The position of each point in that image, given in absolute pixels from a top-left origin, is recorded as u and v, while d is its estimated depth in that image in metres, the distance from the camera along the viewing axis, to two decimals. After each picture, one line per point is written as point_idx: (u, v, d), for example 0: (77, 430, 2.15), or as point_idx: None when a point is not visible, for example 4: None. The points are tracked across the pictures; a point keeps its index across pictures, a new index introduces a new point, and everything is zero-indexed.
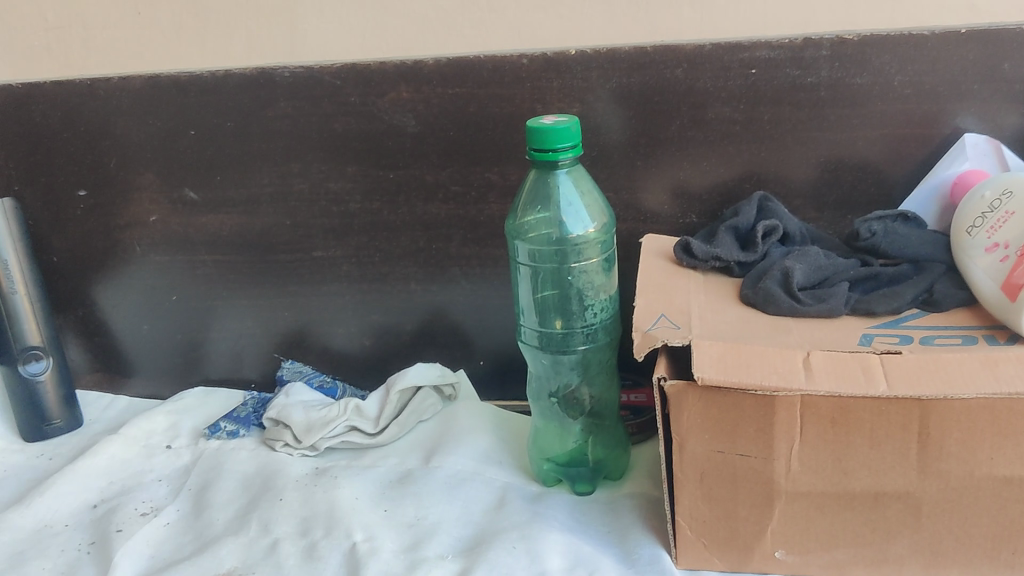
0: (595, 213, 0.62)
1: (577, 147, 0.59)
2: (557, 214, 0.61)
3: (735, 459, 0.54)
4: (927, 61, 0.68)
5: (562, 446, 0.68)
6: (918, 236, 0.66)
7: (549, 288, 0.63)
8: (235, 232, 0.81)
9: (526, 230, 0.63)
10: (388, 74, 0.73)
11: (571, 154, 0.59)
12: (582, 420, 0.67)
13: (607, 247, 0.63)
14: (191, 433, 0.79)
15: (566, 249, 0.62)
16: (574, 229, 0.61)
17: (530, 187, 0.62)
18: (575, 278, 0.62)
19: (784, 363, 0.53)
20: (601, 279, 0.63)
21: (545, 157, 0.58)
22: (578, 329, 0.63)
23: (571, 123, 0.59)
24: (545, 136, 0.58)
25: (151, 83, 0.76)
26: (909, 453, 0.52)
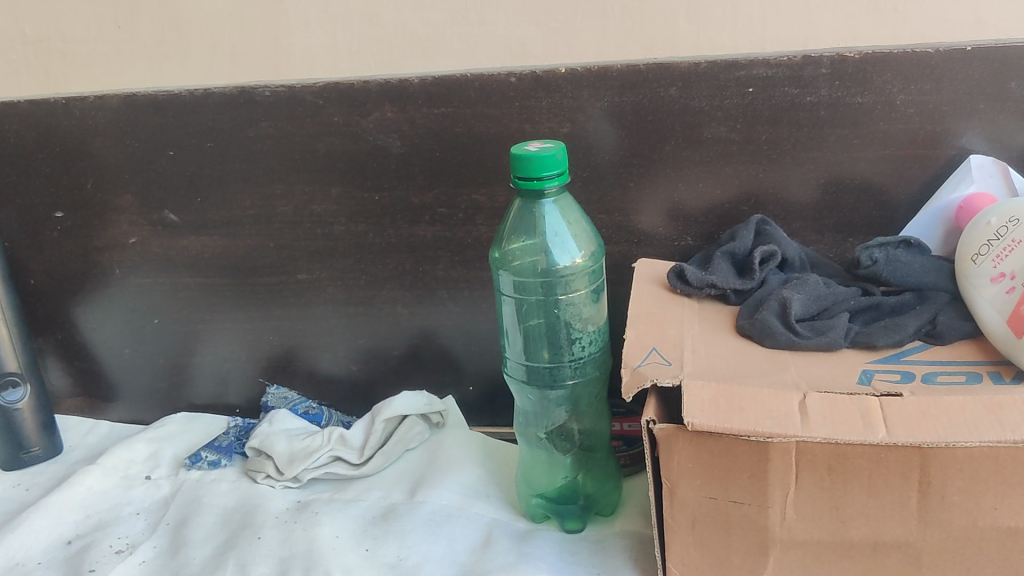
0: (583, 243, 0.60)
1: (564, 174, 0.57)
2: (544, 244, 0.59)
3: (728, 506, 0.52)
4: (931, 79, 0.65)
5: (551, 482, 0.65)
6: (921, 263, 0.63)
7: (535, 320, 0.60)
8: (217, 254, 0.79)
9: (511, 258, 0.60)
10: (372, 93, 0.71)
11: (557, 182, 0.56)
12: (572, 454, 0.65)
13: (595, 277, 0.61)
14: (171, 462, 0.77)
15: (552, 279, 0.59)
16: (560, 260, 0.59)
17: (515, 214, 0.59)
18: (561, 310, 0.60)
19: (779, 407, 0.50)
20: (591, 310, 0.60)
21: (530, 185, 0.56)
22: (565, 362, 0.60)
23: (557, 150, 0.56)
24: (529, 164, 0.55)
25: (128, 102, 0.74)
26: (909, 502, 0.49)
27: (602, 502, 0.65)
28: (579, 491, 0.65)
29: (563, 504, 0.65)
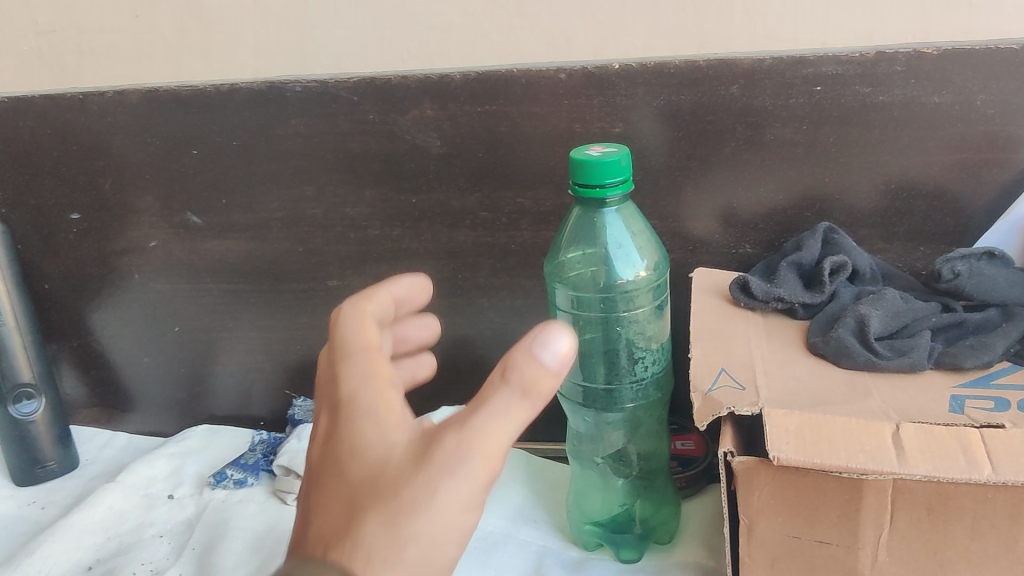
0: (647, 254, 0.56)
1: (627, 181, 0.52)
2: (606, 255, 0.55)
3: (813, 545, 0.48)
4: (1015, 78, 0.60)
5: (605, 507, 0.62)
6: (1006, 277, 0.59)
7: (592, 335, 0.56)
8: (243, 259, 0.75)
9: (570, 268, 0.57)
10: (410, 89, 0.66)
11: (620, 191, 0.52)
12: (629, 479, 0.61)
13: (659, 290, 0.56)
14: (194, 480, 0.74)
15: (614, 293, 0.55)
16: (624, 274, 0.55)
17: (576, 223, 0.56)
18: (623, 328, 0.55)
19: (871, 439, 0.46)
20: (654, 327, 0.56)
21: (591, 193, 0.51)
22: (626, 385, 0.56)
23: (620, 155, 0.51)
24: (592, 170, 0.51)
25: (149, 97, 0.70)
26: (1017, 546, 0.45)
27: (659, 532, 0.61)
28: (636, 518, 0.61)
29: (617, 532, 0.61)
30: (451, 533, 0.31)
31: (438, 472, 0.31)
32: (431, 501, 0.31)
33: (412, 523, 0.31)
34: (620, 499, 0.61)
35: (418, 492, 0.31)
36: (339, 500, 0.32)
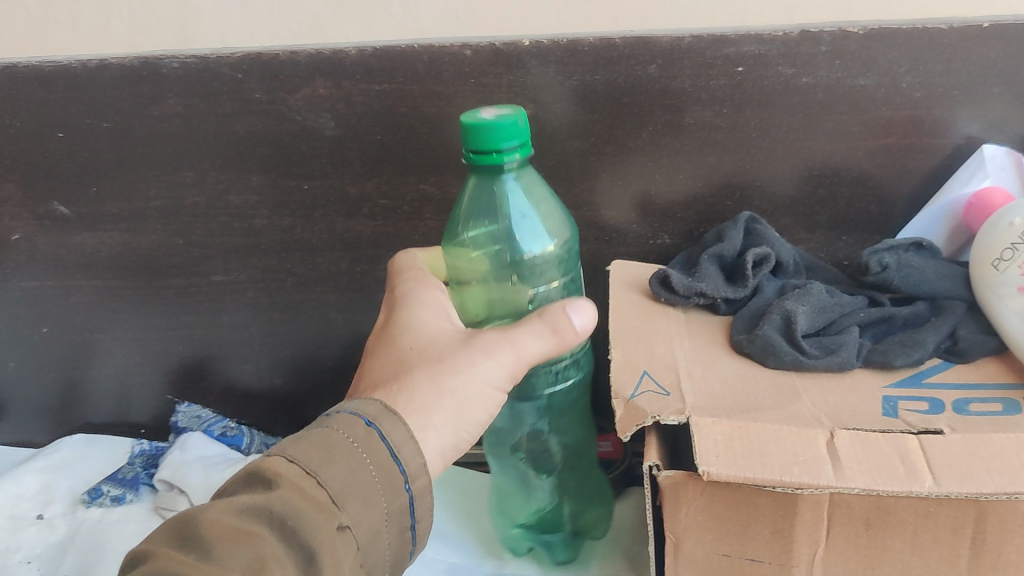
0: (552, 222, 0.53)
1: (525, 145, 0.48)
2: (511, 228, 0.52)
3: (744, 564, 0.45)
4: (941, 60, 0.58)
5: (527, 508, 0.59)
6: (934, 268, 0.57)
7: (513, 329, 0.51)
8: (117, 253, 0.68)
9: (476, 248, 0.54)
10: (300, 65, 0.60)
11: (518, 156, 0.48)
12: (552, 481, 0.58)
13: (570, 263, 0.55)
14: (67, 498, 0.68)
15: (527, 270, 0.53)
16: (530, 246, 0.52)
17: (476, 197, 0.52)
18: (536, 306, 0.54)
19: (806, 449, 0.42)
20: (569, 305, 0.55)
21: (486, 160, 0.47)
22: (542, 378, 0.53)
23: (516, 117, 0.47)
24: (487, 132, 0.46)
25: (5, 73, 0.62)
26: (958, 560, 0.42)
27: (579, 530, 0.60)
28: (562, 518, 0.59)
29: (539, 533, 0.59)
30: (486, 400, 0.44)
31: (482, 359, 0.44)
32: (474, 375, 0.44)
33: (453, 383, 0.43)
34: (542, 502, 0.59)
35: (464, 362, 0.44)
36: (389, 361, 0.46)
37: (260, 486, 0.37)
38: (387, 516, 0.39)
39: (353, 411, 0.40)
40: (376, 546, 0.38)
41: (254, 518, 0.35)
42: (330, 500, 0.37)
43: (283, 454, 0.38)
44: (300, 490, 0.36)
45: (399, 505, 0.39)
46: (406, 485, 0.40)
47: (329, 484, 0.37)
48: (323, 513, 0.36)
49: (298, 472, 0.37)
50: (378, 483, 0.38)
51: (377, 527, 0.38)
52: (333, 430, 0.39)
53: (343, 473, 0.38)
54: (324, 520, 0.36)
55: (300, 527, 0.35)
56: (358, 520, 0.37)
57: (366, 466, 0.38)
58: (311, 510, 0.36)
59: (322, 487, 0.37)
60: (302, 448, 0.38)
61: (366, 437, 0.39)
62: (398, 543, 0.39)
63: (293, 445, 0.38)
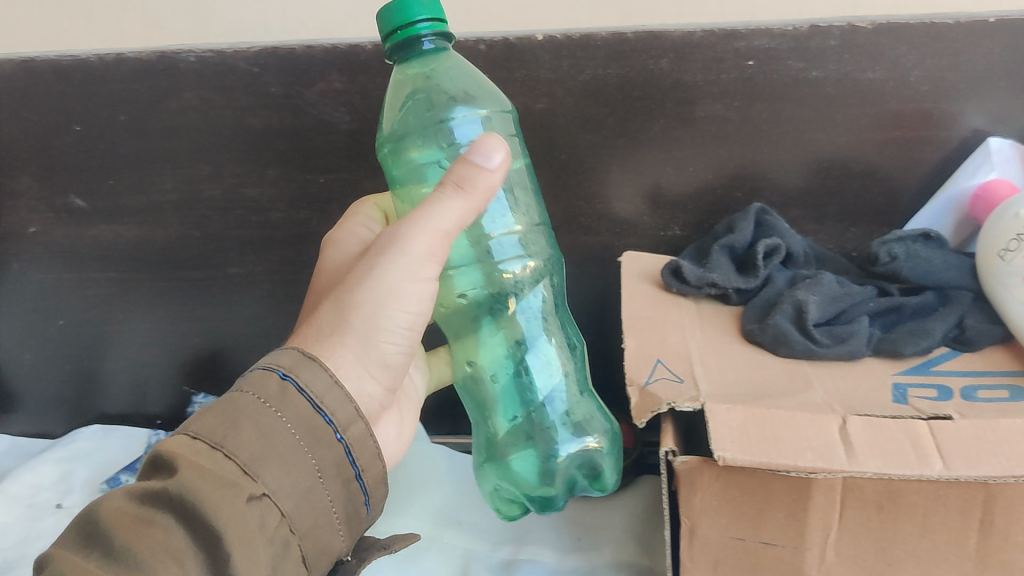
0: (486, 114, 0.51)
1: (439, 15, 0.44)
2: (448, 121, 0.50)
3: (758, 547, 0.46)
4: (948, 54, 0.58)
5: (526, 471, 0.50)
6: (942, 259, 0.58)
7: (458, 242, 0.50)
8: (133, 245, 0.69)
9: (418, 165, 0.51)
10: (316, 60, 0.60)
11: (434, 24, 0.43)
12: (563, 425, 0.50)
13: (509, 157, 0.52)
14: (85, 487, 0.69)
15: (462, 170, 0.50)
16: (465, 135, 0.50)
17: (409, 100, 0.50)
18: None
19: (818, 435, 0.43)
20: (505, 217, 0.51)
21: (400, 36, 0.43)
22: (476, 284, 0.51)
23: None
24: (391, 10, 0.43)
25: (26, 68, 0.63)
26: (967, 542, 0.43)
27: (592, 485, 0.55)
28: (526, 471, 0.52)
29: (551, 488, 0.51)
30: (415, 299, 0.42)
31: (393, 260, 0.41)
32: (392, 282, 0.41)
33: (369, 295, 0.41)
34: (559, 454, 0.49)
35: (364, 271, 0.41)
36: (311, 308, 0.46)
37: (160, 471, 0.35)
38: (318, 470, 0.37)
39: (265, 367, 0.38)
40: (313, 503, 0.37)
41: (155, 505, 0.33)
42: (240, 471, 0.35)
43: (184, 432, 0.36)
44: (200, 465, 0.34)
45: (333, 454, 0.38)
46: (337, 434, 0.38)
47: (235, 454, 0.35)
48: (225, 488, 0.34)
49: (202, 448, 0.35)
50: (302, 443, 0.37)
51: (301, 488, 0.36)
52: (242, 393, 0.37)
53: (253, 441, 0.36)
54: (230, 493, 0.33)
55: (198, 505, 0.33)
56: (275, 484, 0.35)
57: (285, 427, 0.37)
58: (212, 484, 0.33)
59: (230, 458, 0.35)
60: (204, 422, 0.36)
61: (280, 394, 0.37)
62: (344, 494, 0.39)
63: (195, 420, 0.36)
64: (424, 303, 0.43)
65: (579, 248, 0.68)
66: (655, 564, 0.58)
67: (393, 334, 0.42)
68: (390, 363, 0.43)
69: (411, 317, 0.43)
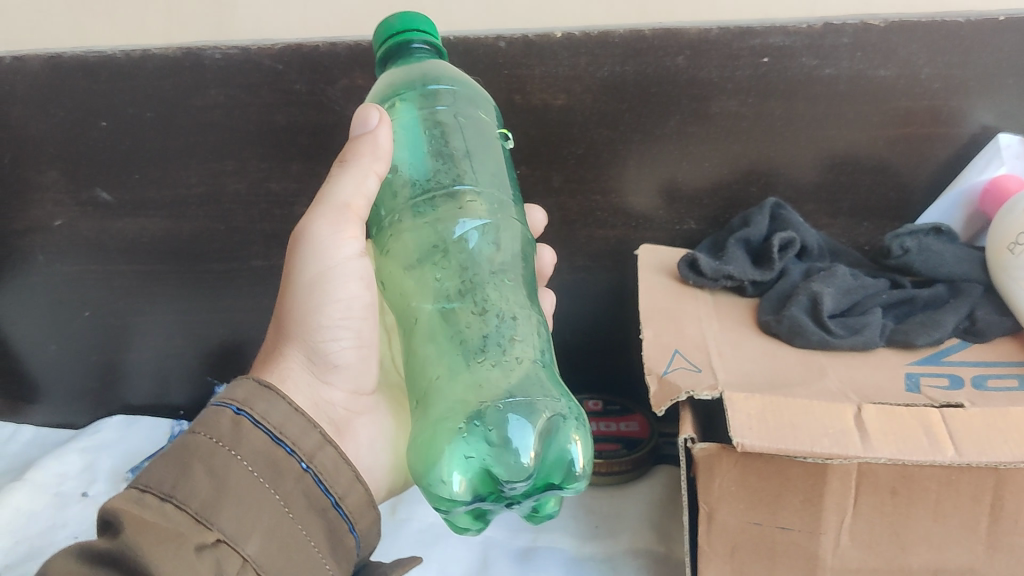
0: (464, 101, 0.49)
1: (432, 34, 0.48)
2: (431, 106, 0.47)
3: (775, 532, 0.47)
4: (959, 52, 0.60)
5: (450, 453, 0.38)
6: (953, 253, 0.59)
7: (420, 218, 0.45)
8: (159, 239, 0.71)
9: (407, 194, 0.46)
10: (339, 57, 0.61)
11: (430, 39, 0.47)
12: (502, 402, 0.39)
13: (482, 143, 0.49)
14: (109, 476, 0.73)
15: (446, 177, 0.46)
16: (435, 116, 0.47)
17: (404, 125, 0.47)
18: (454, 198, 0.45)
19: (834, 421, 0.44)
20: (471, 204, 0.46)
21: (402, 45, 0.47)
22: (447, 257, 0.44)
23: (422, 18, 0.48)
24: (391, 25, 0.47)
25: (52, 64, 0.64)
26: (977, 526, 0.44)
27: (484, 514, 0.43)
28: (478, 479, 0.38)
29: (481, 484, 0.39)
30: (345, 282, 0.46)
31: (309, 254, 0.45)
32: (315, 277, 0.45)
33: (307, 296, 0.46)
34: (490, 427, 0.38)
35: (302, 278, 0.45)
36: (268, 350, 0.49)
37: (110, 528, 0.35)
38: (283, 505, 0.38)
39: (220, 401, 0.39)
40: (283, 539, 0.38)
41: (101, 565, 0.34)
42: (191, 520, 0.35)
43: (133, 486, 0.37)
44: (145, 519, 0.35)
45: (300, 486, 0.39)
46: (303, 464, 0.39)
47: (187, 503, 0.36)
48: (169, 540, 0.34)
49: (152, 501, 0.36)
50: (263, 480, 0.38)
51: (262, 527, 0.37)
52: (194, 433, 0.38)
53: (207, 491, 0.36)
54: (174, 545, 0.34)
55: (142, 561, 0.33)
56: (231, 528, 0.36)
57: (241, 467, 0.37)
58: (157, 538, 0.34)
59: (181, 509, 0.36)
60: (155, 473, 0.37)
61: (234, 430, 0.38)
62: (321, 525, 0.40)
63: (144, 472, 0.37)
64: (352, 285, 0.46)
65: (595, 241, 0.69)
66: (671, 551, 0.60)
67: (334, 328, 0.46)
68: (343, 362, 0.48)
69: (353, 303, 0.47)
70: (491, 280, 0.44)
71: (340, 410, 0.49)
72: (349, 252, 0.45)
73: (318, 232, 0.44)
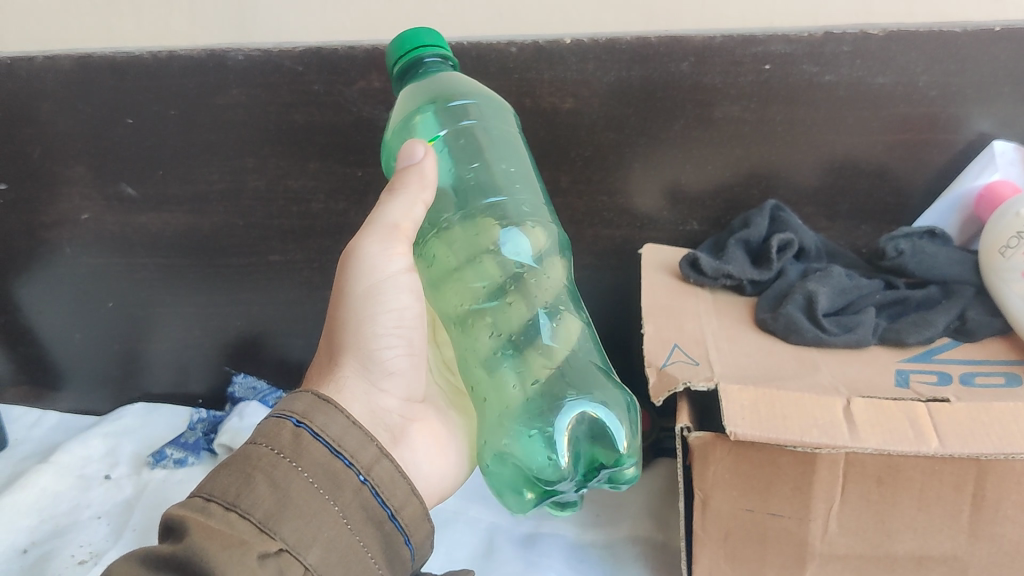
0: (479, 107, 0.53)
1: (441, 44, 0.51)
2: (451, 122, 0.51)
3: (766, 518, 0.49)
4: (955, 61, 0.61)
5: (523, 450, 0.45)
6: (947, 255, 0.61)
7: (461, 231, 0.50)
8: (180, 232, 0.74)
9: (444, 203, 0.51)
10: (357, 60, 0.64)
11: (436, 49, 0.50)
12: (563, 406, 0.45)
13: (505, 153, 0.53)
14: (130, 460, 0.77)
15: (478, 190, 0.51)
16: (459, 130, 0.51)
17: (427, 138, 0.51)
18: (489, 209, 0.50)
19: (824, 413, 0.46)
20: (508, 213, 0.50)
21: (409, 61, 0.50)
22: (492, 264, 0.49)
23: (428, 31, 0.51)
24: (401, 43, 0.50)
25: (80, 64, 0.66)
26: (960, 515, 0.46)
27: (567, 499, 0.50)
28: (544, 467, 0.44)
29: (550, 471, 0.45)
30: (396, 293, 0.46)
31: (357, 272, 0.46)
32: (368, 289, 0.46)
33: (360, 309, 0.46)
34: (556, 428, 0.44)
35: (359, 296, 0.46)
36: (322, 361, 0.49)
37: (173, 532, 0.37)
38: (343, 517, 0.39)
39: (280, 412, 0.41)
40: (345, 551, 0.39)
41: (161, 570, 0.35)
42: (255, 529, 0.37)
43: (199, 493, 0.38)
44: (204, 531, 0.36)
45: (358, 498, 0.40)
46: (361, 476, 0.40)
47: (252, 512, 0.37)
48: (234, 547, 0.35)
49: (216, 510, 0.37)
50: (322, 491, 0.39)
51: (324, 537, 0.38)
52: (258, 444, 0.40)
53: (271, 503, 0.38)
54: (236, 552, 0.35)
55: (209, 564, 0.35)
56: (294, 539, 0.37)
57: (302, 478, 0.39)
58: (220, 544, 0.35)
59: (246, 517, 0.37)
60: (219, 482, 0.39)
61: (293, 443, 0.40)
62: (378, 537, 0.40)
63: (209, 482, 0.39)
64: (404, 296, 0.47)
65: (600, 240, 0.71)
66: (669, 539, 0.63)
67: (388, 335, 0.47)
68: (396, 369, 0.48)
69: (405, 312, 0.47)
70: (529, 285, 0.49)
71: (396, 417, 0.48)
72: (401, 266, 0.46)
73: (372, 256, 0.45)
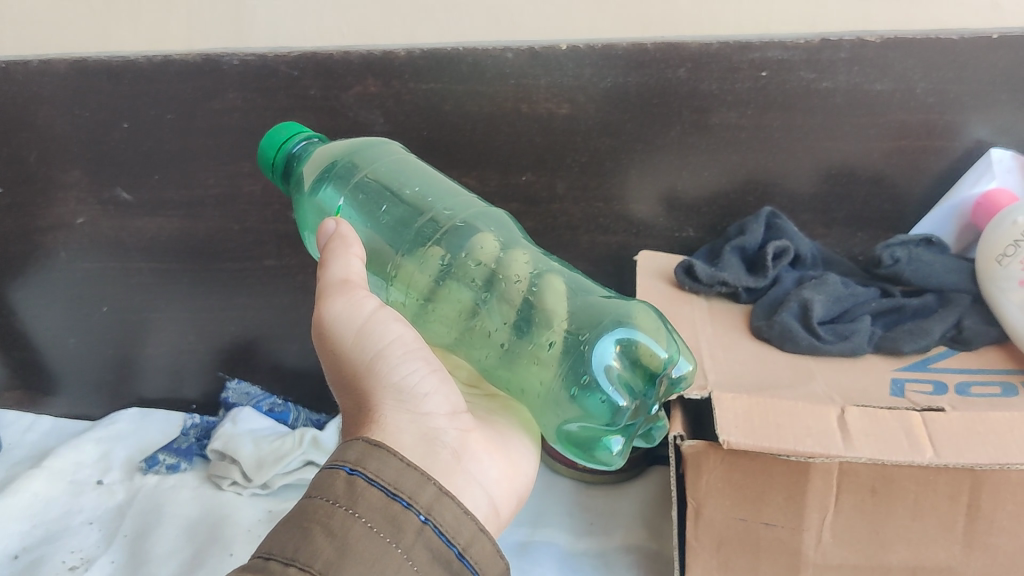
0: (362, 154, 0.56)
1: (294, 128, 0.54)
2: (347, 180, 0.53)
3: (759, 528, 0.49)
4: (953, 68, 0.61)
5: (584, 408, 0.45)
6: (943, 263, 0.61)
7: (424, 260, 0.51)
8: (176, 236, 0.74)
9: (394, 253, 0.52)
10: (353, 65, 0.64)
11: (296, 136, 0.54)
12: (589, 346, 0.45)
13: (412, 178, 0.56)
14: (124, 465, 0.76)
15: (413, 221, 0.53)
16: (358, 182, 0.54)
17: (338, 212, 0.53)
18: (432, 228, 0.52)
19: (817, 423, 0.45)
20: (449, 225, 0.52)
21: (280, 159, 0.53)
22: (470, 274, 0.50)
23: (281, 126, 0.54)
24: (267, 150, 0.53)
25: (76, 68, 0.66)
26: (954, 526, 0.46)
27: (653, 429, 0.51)
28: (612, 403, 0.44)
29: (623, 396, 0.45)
30: (389, 326, 0.43)
31: (337, 329, 0.42)
32: (356, 338, 0.42)
33: (360, 356, 0.42)
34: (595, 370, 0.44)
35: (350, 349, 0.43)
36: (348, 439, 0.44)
37: None
38: (407, 559, 0.36)
39: (333, 463, 0.38)
40: None
41: None
42: None
43: (257, 555, 0.35)
44: None
45: (421, 538, 0.36)
46: (421, 515, 0.37)
47: (310, 564, 0.34)
48: None
49: (276, 568, 0.34)
50: (382, 534, 0.36)
51: None
52: (313, 498, 0.37)
53: (330, 552, 0.35)
54: None
55: None
56: None
57: (360, 524, 0.36)
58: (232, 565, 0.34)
59: (305, 571, 0.34)
60: (277, 540, 0.36)
61: (349, 490, 0.37)
62: None
63: (266, 541, 0.36)
64: (397, 324, 0.43)
65: (597, 247, 0.71)
66: (663, 547, 0.62)
67: (404, 361, 0.43)
68: (430, 390, 0.43)
69: (404, 337, 0.43)
70: (503, 257, 0.51)
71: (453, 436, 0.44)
72: (374, 305, 0.43)
73: (339, 313, 0.42)
